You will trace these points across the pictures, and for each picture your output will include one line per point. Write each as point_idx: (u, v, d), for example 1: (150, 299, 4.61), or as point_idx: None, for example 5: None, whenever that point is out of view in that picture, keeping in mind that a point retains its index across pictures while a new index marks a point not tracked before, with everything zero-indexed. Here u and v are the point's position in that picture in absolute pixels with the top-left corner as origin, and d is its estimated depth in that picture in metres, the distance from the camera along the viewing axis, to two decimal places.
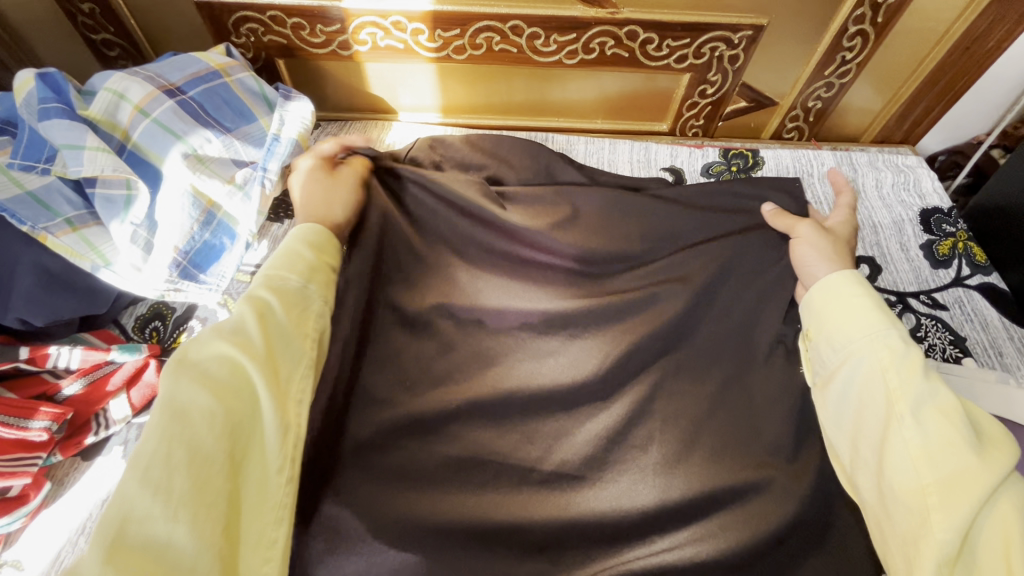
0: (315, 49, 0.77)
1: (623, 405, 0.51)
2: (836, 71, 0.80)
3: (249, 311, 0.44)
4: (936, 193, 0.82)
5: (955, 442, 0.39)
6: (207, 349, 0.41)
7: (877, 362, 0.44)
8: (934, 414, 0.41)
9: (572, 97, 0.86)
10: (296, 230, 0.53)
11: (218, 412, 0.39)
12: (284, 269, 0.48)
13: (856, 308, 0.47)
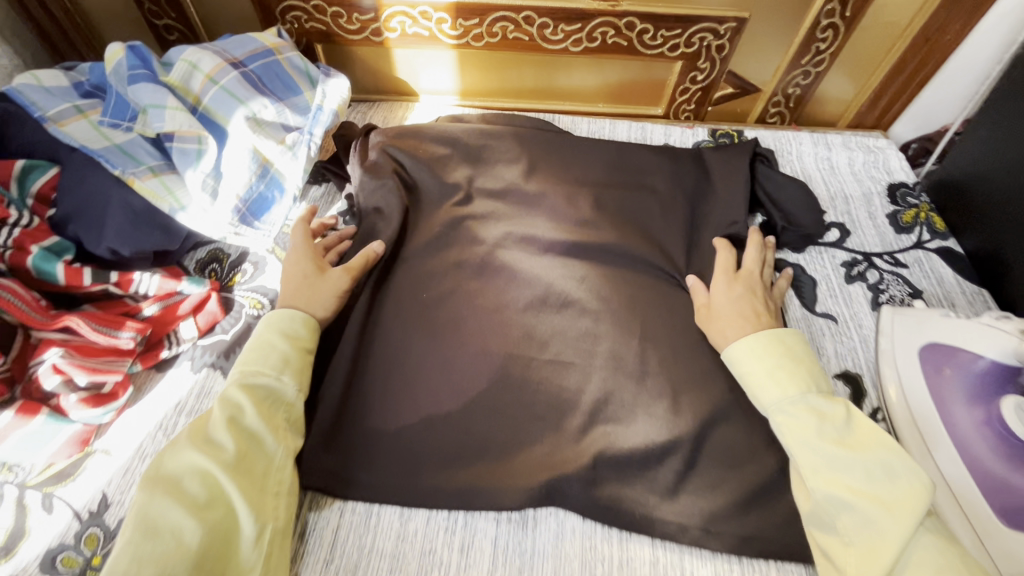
0: (349, 36, 0.87)
1: (604, 328, 0.66)
2: (811, 61, 0.91)
3: (221, 412, 0.53)
4: (903, 170, 0.92)
5: (859, 511, 0.50)
6: (178, 461, 0.49)
7: (788, 425, 0.56)
8: (840, 468, 0.52)
9: (575, 83, 0.96)
10: (268, 319, 0.60)
11: (187, 521, 0.46)
12: (257, 368, 0.56)
13: (772, 369, 0.59)
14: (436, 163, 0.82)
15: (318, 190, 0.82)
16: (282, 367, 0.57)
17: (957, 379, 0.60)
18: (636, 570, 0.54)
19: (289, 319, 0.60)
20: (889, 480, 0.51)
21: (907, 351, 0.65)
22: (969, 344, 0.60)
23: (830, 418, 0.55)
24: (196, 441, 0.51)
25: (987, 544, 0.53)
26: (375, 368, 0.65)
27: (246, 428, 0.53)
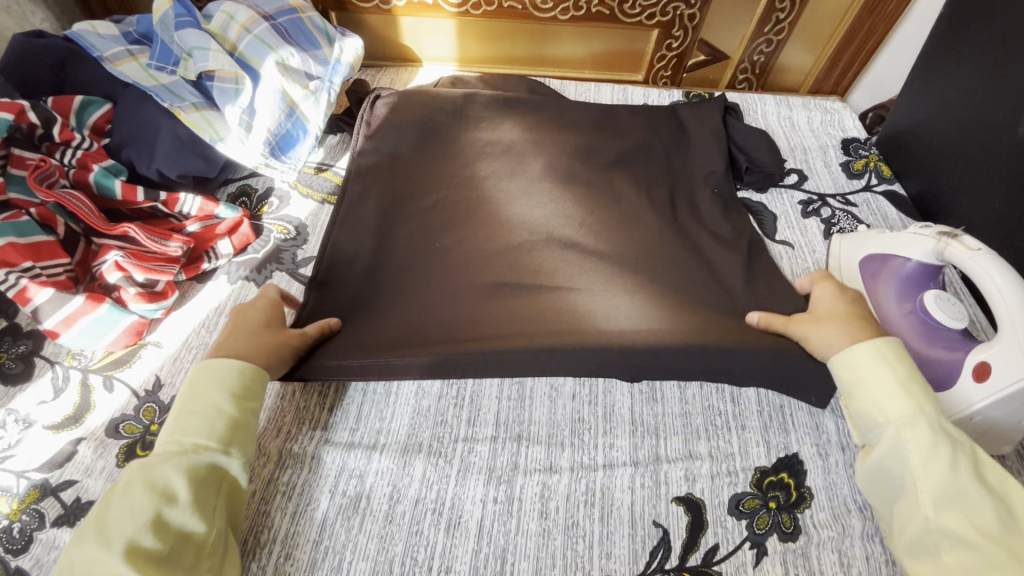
0: (361, 4, 0.97)
1: (592, 258, 0.77)
2: (772, 30, 1.03)
3: (148, 493, 0.47)
4: (856, 128, 1.03)
5: (981, 550, 0.45)
6: (93, 563, 0.44)
7: (920, 446, 0.51)
8: (968, 498, 0.48)
9: (564, 52, 1.07)
10: (218, 374, 0.56)
11: None
12: (201, 437, 0.52)
13: (891, 384, 0.55)
14: (440, 115, 0.91)
15: (335, 139, 0.91)
16: (223, 433, 0.53)
17: (890, 281, 0.70)
18: (617, 438, 0.64)
19: (229, 370, 0.56)
20: (1019, 526, 0.46)
21: (850, 264, 0.75)
22: (899, 250, 0.69)
23: (963, 443, 0.51)
24: (105, 530, 0.45)
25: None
26: (385, 283, 0.74)
27: (172, 513, 0.47)
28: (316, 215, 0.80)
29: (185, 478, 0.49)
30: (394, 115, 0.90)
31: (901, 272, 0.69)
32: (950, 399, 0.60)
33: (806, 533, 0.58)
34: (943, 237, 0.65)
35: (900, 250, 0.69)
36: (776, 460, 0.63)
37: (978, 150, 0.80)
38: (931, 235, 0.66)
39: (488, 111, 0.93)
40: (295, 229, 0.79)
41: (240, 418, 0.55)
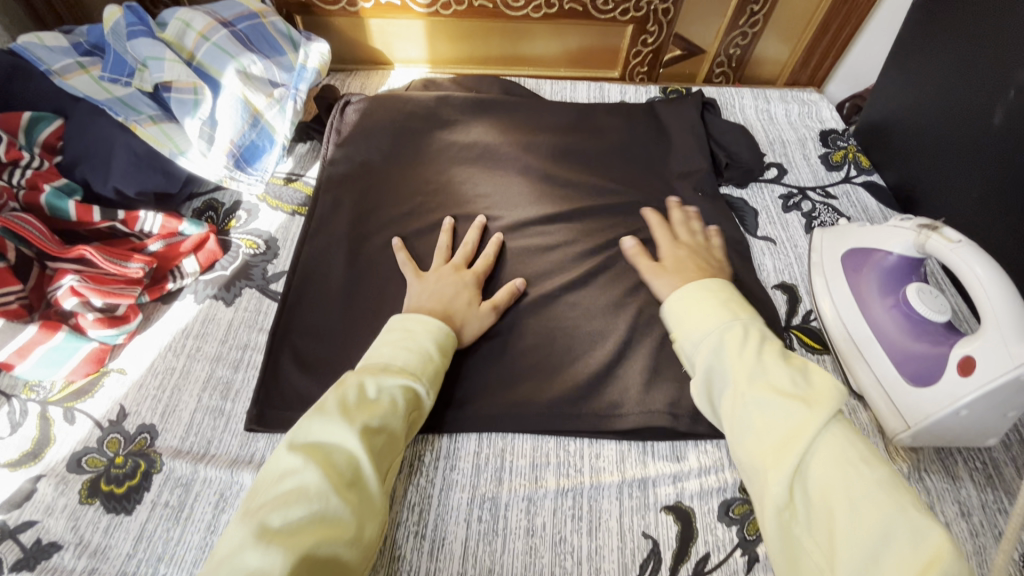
0: (327, 6, 0.94)
1: (572, 265, 0.76)
2: (747, 22, 1.01)
3: (370, 387, 0.53)
4: (833, 119, 1.02)
5: (780, 405, 0.51)
6: (329, 431, 0.49)
7: (729, 372, 0.56)
8: (765, 407, 0.52)
9: (538, 50, 1.05)
10: (434, 324, 0.60)
11: (332, 483, 0.46)
12: (417, 368, 0.56)
13: (699, 316, 0.61)
14: (412, 120, 0.89)
15: (304, 147, 0.88)
16: (430, 371, 0.57)
17: (871, 275, 0.69)
18: (604, 448, 0.62)
19: (428, 342, 0.59)
20: (808, 386, 0.53)
21: (833, 258, 0.74)
22: (880, 244, 0.69)
23: (761, 351, 0.56)
24: (327, 466, 0.47)
25: (895, 404, 0.62)
26: (360, 295, 0.71)
27: (390, 418, 0.52)
28: (286, 228, 0.78)
29: (403, 392, 0.54)
30: (365, 122, 0.88)
31: (883, 265, 0.69)
32: (936, 393, 0.59)
33: None
34: (923, 230, 0.64)
35: (881, 243, 0.69)
36: None
37: (955, 137, 0.79)
38: (911, 227, 0.66)
39: (463, 113, 0.91)
40: (265, 242, 0.76)
41: (440, 365, 0.59)
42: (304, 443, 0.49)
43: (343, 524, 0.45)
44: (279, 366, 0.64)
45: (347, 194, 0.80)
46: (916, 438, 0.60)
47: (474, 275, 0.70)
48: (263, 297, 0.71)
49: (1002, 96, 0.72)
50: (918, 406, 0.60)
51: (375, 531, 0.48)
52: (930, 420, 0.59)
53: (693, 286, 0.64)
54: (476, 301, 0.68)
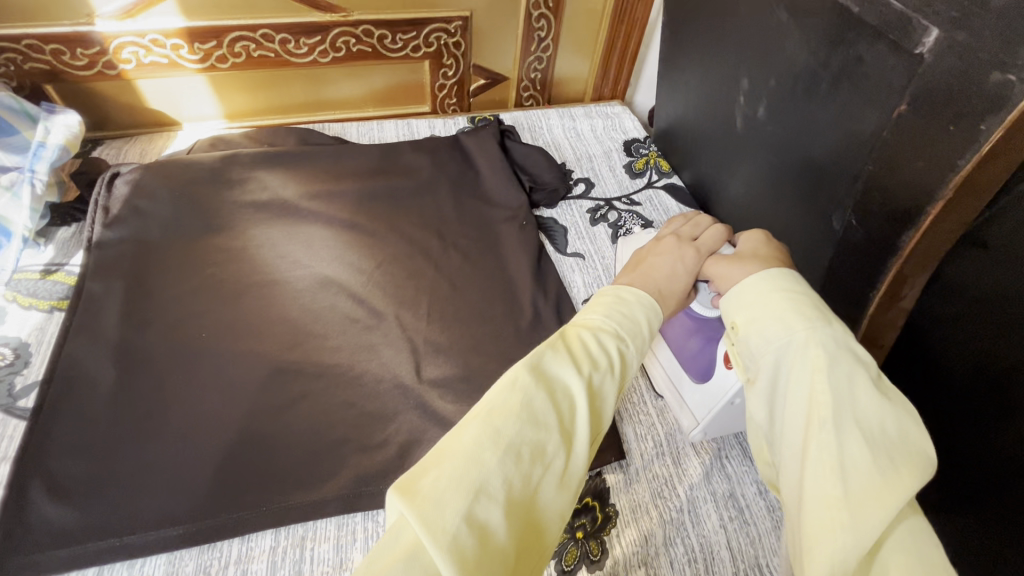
0: (79, 72, 0.85)
1: (381, 315, 0.74)
2: (539, 47, 1.06)
3: (551, 351, 0.45)
4: (635, 129, 1.09)
5: (863, 468, 0.38)
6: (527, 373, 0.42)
7: (811, 390, 0.42)
8: (854, 435, 0.40)
9: (340, 94, 1.02)
10: (643, 296, 0.53)
11: (516, 454, 0.38)
12: (632, 333, 0.49)
13: (781, 314, 0.46)
14: (196, 185, 0.82)
15: (67, 231, 0.77)
16: (640, 346, 0.49)
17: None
18: None
19: (641, 314, 0.51)
20: (900, 439, 0.40)
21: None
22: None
23: (863, 371, 0.42)
24: (523, 433, 0.39)
25: (686, 402, 0.66)
26: (135, 393, 0.63)
27: (593, 379, 0.44)
28: (41, 329, 0.68)
29: (617, 348, 0.47)
30: (138, 194, 0.79)
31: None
32: (712, 386, 0.62)
33: (612, 556, 0.57)
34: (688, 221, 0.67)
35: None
36: (581, 486, 0.62)
37: (721, 136, 0.83)
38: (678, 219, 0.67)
39: (256, 169, 0.85)
40: (13, 351, 0.66)
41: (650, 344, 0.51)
42: (539, 370, 0.43)
43: (510, 514, 0.36)
44: (26, 498, 0.55)
45: (119, 279, 0.72)
46: (704, 432, 0.64)
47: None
48: (8, 418, 0.61)
49: (735, 100, 0.75)
50: (701, 403, 0.63)
51: (560, 506, 0.39)
52: (711, 415, 0.62)
53: (770, 279, 0.50)
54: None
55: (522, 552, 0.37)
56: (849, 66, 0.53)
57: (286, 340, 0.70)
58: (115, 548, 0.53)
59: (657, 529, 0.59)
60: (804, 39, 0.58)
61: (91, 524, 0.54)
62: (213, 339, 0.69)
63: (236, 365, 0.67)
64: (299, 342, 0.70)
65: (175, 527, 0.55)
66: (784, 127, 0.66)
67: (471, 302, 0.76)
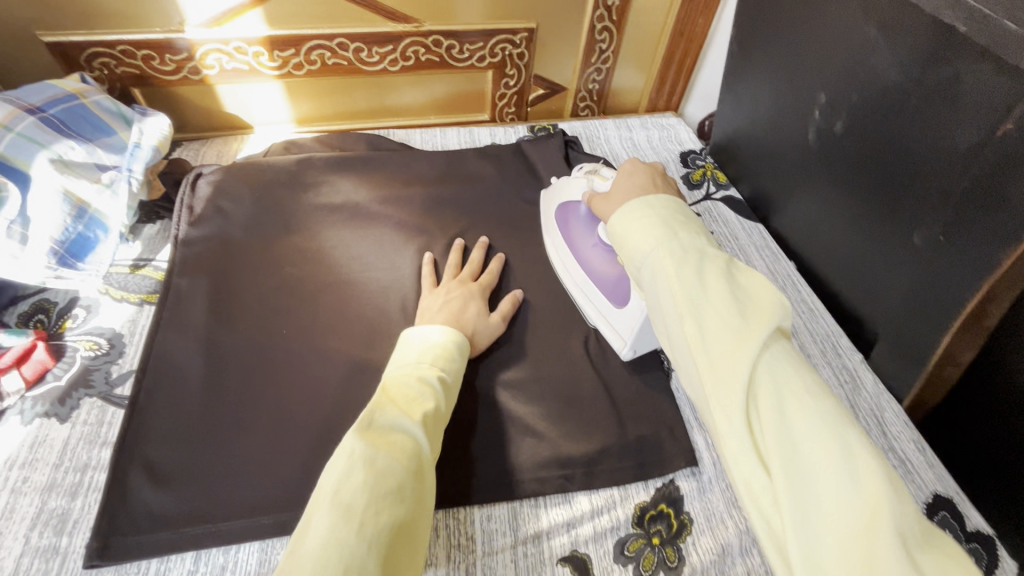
0: (166, 76, 0.89)
1: None
2: (599, 59, 1.07)
3: (385, 404, 0.51)
4: (691, 140, 1.09)
5: (726, 325, 0.43)
6: (388, 427, 0.49)
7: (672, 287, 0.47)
8: (718, 319, 0.44)
9: (405, 101, 1.05)
10: (440, 327, 0.64)
11: (368, 511, 0.42)
12: (444, 366, 0.59)
13: (644, 233, 0.52)
14: (273, 187, 0.85)
15: (152, 228, 0.81)
16: (455, 371, 0.60)
17: (576, 221, 0.78)
18: (496, 507, 0.61)
19: (448, 343, 0.62)
20: (750, 299, 0.46)
21: (548, 225, 0.83)
22: (570, 195, 0.79)
23: (716, 266, 0.47)
24: (377, 481, 0.44)
25: (613, 326, 0.71)
26: (222, 385, 0.65)
27: (426, 411, 0.53)
28: (134, 321, 0.71)
29: (438, 381, 0.57)
30: (219, 194, 0.83)
31: (579, 212, 0.78)
32: (631, 306, 0.67)
33: (689, 563, 0.57)
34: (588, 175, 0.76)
35: (572, 195, 0.78)
36: (655, 493, 0.63)
37: (787, 150, 0.84)
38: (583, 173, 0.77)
39: (329, 173, 0.88)
40: (109, 341, 0.69)
41: (454, 377, 0.60)
42: (368, 432, 0.48)
43: (375, 551, 0.40)
44: (127, 481, 0.57)
45: (203, 275, 0.75)
46: (634, 348, 0.69)
47: (478, 287, 0.74)
48: (106, 405, 0.64)
49: (810, 114, 0.76)
50: (626, 322, 0.69)
51: (423, 521, 0.46)
52: (634, 330, 0.67)
53: (646, 202, 0.55)
54: (485, 312, 0.71)
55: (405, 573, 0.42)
56: (943, 85, 0.55)
57: (362, 339, 0.72)
58: (211, 533, 0.55)
59: (733, 538, 0.59)
60: (894, 56, 0.60)
61: (188, 509, 0.56)
62: (292, 336, 0.71)
63: (315, 362, 0.69)
64: (374, 341, 0.72)
65: (268, 516, 0.56)
66: (866, 141, 0.67)
67: (540, 308, 0.77)
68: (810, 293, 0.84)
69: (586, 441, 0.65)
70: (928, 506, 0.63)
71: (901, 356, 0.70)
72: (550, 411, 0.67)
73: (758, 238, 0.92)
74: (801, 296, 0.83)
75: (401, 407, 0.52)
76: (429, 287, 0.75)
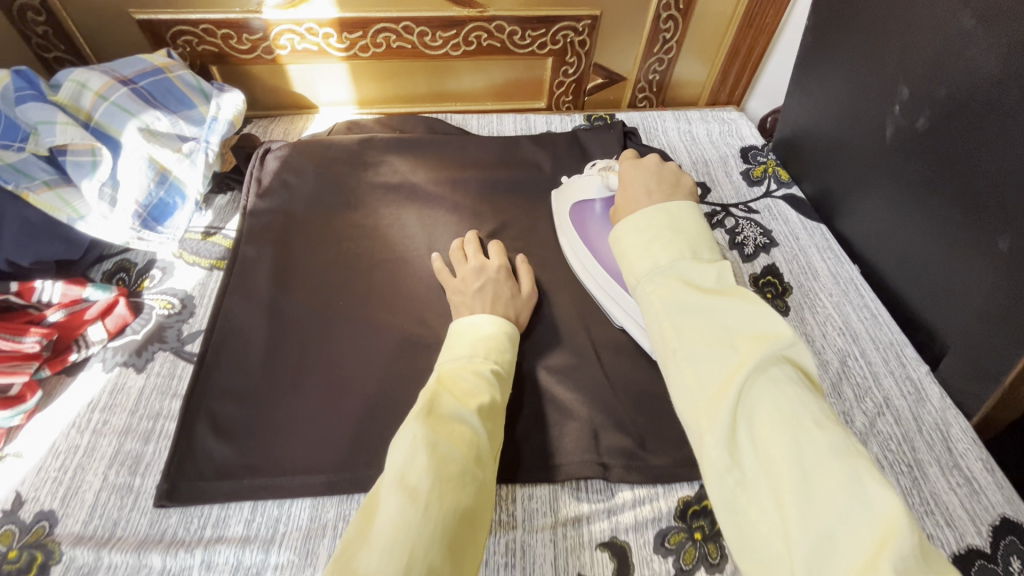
0: (242, 55, 0.93)
1: None
2: (661, 49, 1.05)
3: (444, 392, 0.52)
4: (753, 135, 1.06)
5: (700, 356, 0.47)
6: (448, 413, 0.50)
7: (651, 291, 0.53)
8: (693, 314, 0.49)
9: (463, 87, 1.06)
10: (493, 316, 0.65)
11: (435, 491, 0.43)
12: (498, 360, 0.59)
13: (644, 239, 0.56)
14: (335, 164, 0.88)
15: (224, 198, 0.85)
16: (510, 364, 0.61)
17: (592, 221, 0.78)
18: (537, 488, 0.61)
19: (503, 336, 0.62)
20: (719, 350, 0.46)
21: (561, 215, 0.81)
22: (585, 195, 0.80)
23: (704, 321, 0.48)
24: (439, 466, 0.45)
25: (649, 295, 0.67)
26: (283, 349, 0.68)
27: (484, 404, 0.53)
28: (204, 284, 0.75)
29: (492, 374, 0.57)
30: (286, 169, 0.86)
31: (595, 212, 0.79)
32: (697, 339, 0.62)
33: (732, 562, 0.56)
34: (603, 172, 0.81)
35: (587, 194, 0.80)
36: (699, 489, 0.61)
37: (859, 150, 0.80)
38: (597, 172, 0.81)
39: (389, 154, 0.91)
40: (181, 301, 0.73)
41: (510, 370, 0.61)
42: (429, 419, 0.49)
43: (439, 532, 0.41)
44: (193, 432, 0.61)
45: (266, 246, 0.78)
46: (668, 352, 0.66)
47: (500, 266, 0.72)
48: (177, 360, 0.68)
49: (889, 109, 0.73)
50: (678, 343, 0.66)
51: (488, 510, 0.48)
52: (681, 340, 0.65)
53: (664, 209, 0.58)
54: (517, 291, 0.71)
55: (471, 556, 0.43)
56: None
57: (414, 315, 0.73)
58: (265, 487, 0.58)
59: None
60: (992, 49, 0.57)
61: (247, 463, 0.60)
62: (348, 307, 0.73)
63: (368, 334, 0.71)
64: (424, 318, 0.73)
65: (319, 475, 0.59)
66: (949, 139, 0.64)
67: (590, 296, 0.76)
68: (874, 298, 0.80)
69: (631, 431, 0.64)
70: (993, 529, 0.59)
71: (973, 371, 0.67)
72: (595, 398, 0.67)
73: (821, 239, 0.88)
74: (864, 300, 0.80)
75: (461, 396, 0.52)
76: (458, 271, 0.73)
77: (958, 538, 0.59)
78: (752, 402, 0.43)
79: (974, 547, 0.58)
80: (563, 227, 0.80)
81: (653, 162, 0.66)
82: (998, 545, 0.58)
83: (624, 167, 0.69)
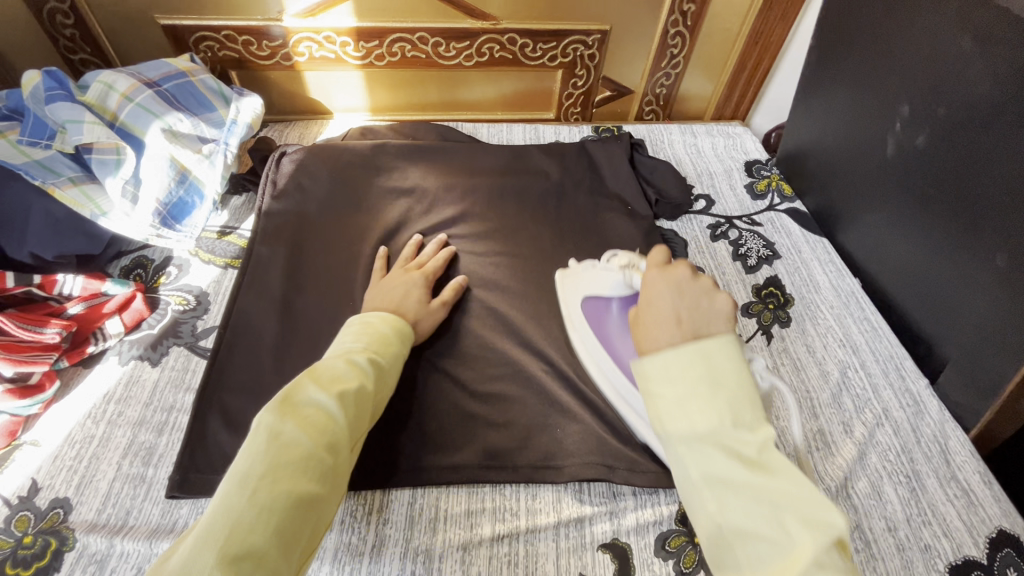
0: (260, 61, 0.96)
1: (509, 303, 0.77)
2: (669, 64, 1.08)
3: (305, 375, 0.52)
4: (757, 150, 1.08)
5: (746, 502, 0.39)
6: (305, 398, 0.50)
7: (683, 454, 0.42)
8: (729, 493, 0.40)
9: (474, 97, 1.09)
10: (377, 312, 0.65)
11: (249, 482, 0.43)
12: (377, 346, 0.59)
13: (683, 393, 0.42)
14: (349, 169, 0.90)
15: (239, 199, 0.87)
16: (393, 351, 0.60)
17: (611, 322, 0.68)
18: (541, 489, 0.62)
19: (384, 325, 0.62)
20: (751, 484, 0.39)
21: (570, 305, 0.72)
22: (600, 290, 0.69)
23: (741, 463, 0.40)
24: (280, 452, 0.45)
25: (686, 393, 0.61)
26: (294, 347, 0.70)
27: (350, 389, 0.52)
28: (219, 282, 0.77)
29: (367, 358, 0.57)
30: (300, 172, 0.88)
31: (612, 313, 0.68)
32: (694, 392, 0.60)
33: None
34: (626, 269, 0.67)
35: (605, 290, 0.69)
36: None
37: (861, 166, 0.82)
38: (617, 267, 0.68)
39: (402, 160, 0.93)
40: (196, 298, 0.75)
41: (392, 359, 0.60)
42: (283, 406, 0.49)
43: (266, 518, 0.42)
44: (206, 426, 0.62)
45: (281, 246, 0.80)
46: None
47: (423, 274, 0.74)
48: (191, 355, 0.69)
49: (890, 127, 0.75)
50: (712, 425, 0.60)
51: (335, 494, 0.48)
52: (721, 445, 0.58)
53: (709, 348, 0.43)
54: (427, 299, 0.72)
55: (302, 541, 0.44)
56: None
57: None
58: None
59: None
60: (990, 71, 0.59)
61: None
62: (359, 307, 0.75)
63: None
64: None
65: None
66: (947, 157, 0.66)
67: None
68: (874, 311, 0.82)
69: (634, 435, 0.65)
70: (990, 541, 0.60)
71: (970, 384, 0.68)
72: (600, 402, 0.68)
73: (823, 253, 0.89)
74: (865, 313, 0.81)
75: (325, 381, 0.52)
76: (380, 275, 0.75)
77: (955, 549, 0.60)
78: (772, 567, 0.37)
79: (971, 558, 0.59)
80: (570, 320, 0.71)
81: (682, 273, 0.49)
82: (995, 557, 0.59)
83: (648, 278, 0.51)
